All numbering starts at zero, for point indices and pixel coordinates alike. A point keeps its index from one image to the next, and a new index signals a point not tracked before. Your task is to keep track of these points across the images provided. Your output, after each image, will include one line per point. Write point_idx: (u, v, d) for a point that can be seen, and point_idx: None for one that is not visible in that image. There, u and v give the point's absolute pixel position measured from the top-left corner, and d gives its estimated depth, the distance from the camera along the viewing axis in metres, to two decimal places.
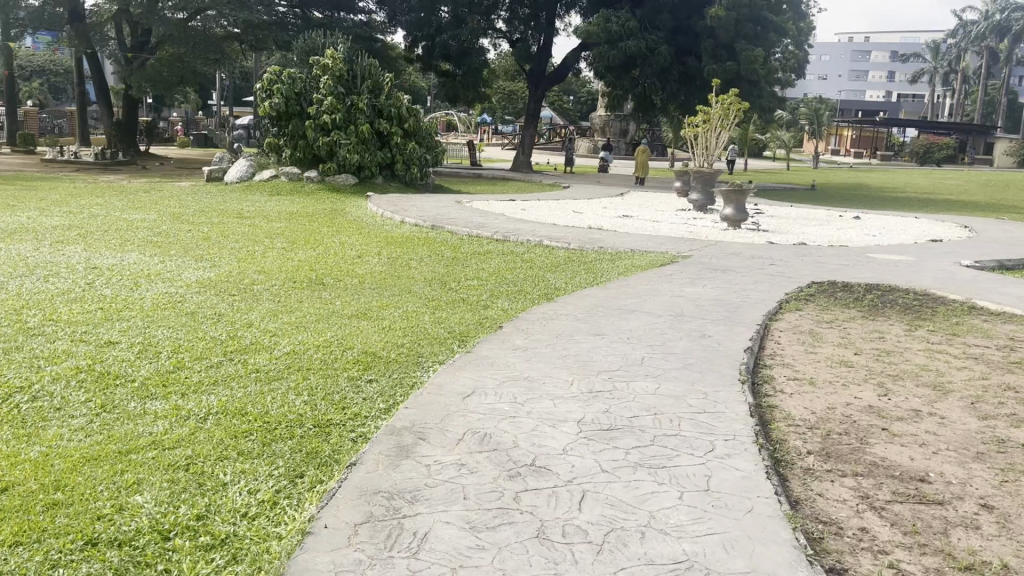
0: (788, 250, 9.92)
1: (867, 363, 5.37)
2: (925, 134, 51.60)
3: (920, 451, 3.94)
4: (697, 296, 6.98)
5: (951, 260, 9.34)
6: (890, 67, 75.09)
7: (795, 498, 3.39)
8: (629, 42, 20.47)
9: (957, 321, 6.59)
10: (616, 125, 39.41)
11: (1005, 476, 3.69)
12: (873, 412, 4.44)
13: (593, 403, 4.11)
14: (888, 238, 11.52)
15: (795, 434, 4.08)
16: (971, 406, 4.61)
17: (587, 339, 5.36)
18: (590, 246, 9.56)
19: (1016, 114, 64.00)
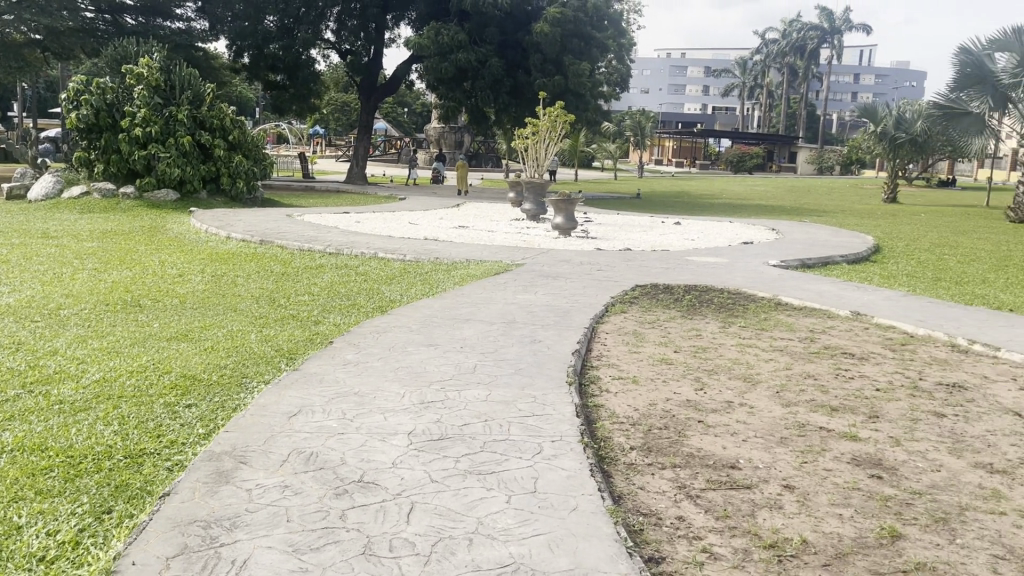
0: (615, 256, 10.34)
1: (685, 360, 5.67)
2: (736, 144, 55.39)
3: (731, 440, 4.21)
4: (529, 303, 7.14)
5: (760, 260, 10.07)
6: (704, 81, 80.23)
7: (617, 493, 3.52)
8: (459, 55, 20.74)
9: (766, 317, 7.11)
10: (450, 138, 39.37)
11: (805, 458, 4.00)
12: (690, 406, 4.70)
13: (422, 414, 4.10)
14: (705, 242, 12.29)
15: (619, 432, 4.24)
16: (775, 394, 4.98)
17: (419, 350, 5.36)
18: (425, 257, 9.56)
19: (814, 125, 70.03)
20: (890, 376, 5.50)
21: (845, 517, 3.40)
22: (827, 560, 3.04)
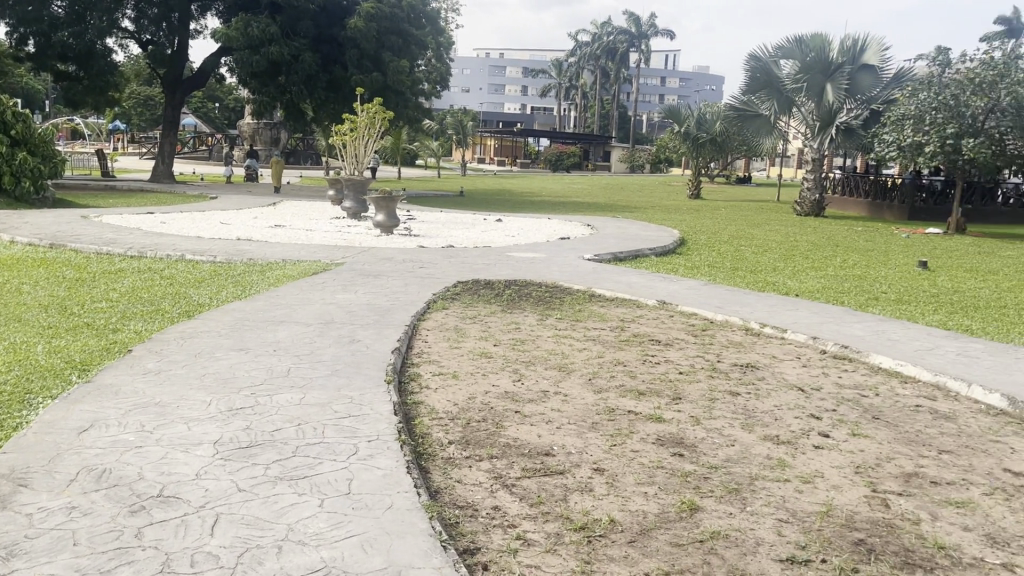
0: (437, 253, 10.36)
1: (503, 353, 5.77)
2: (555, 143, 57.09)
3: (546, 428, 4.32)
4: (348, 303, 7.01)
5: (576, 255, 10.43)
6: (522, 82, 82.12)
7: (434, 489, 3.52)
8: (271, 49, 20.02)
9: (581, 309, 7.36)
10: (266, 135, 37.94)
11: (614, 441, 4.18)
12: (508, 398, 4.78)
13: (230, 421, 3.92)
14: (525, 238, 12.59)
15: (437, 427, 4.25)
16: (588, 382, 5.18)
17: (229, 354, 5.12)
18: (237, 258, 9.17)
19: (626, 125, 73.51)
20: (692, 359, 5.87)
21: (650, 494, 3.58)
22: (633, 537, 3.20)
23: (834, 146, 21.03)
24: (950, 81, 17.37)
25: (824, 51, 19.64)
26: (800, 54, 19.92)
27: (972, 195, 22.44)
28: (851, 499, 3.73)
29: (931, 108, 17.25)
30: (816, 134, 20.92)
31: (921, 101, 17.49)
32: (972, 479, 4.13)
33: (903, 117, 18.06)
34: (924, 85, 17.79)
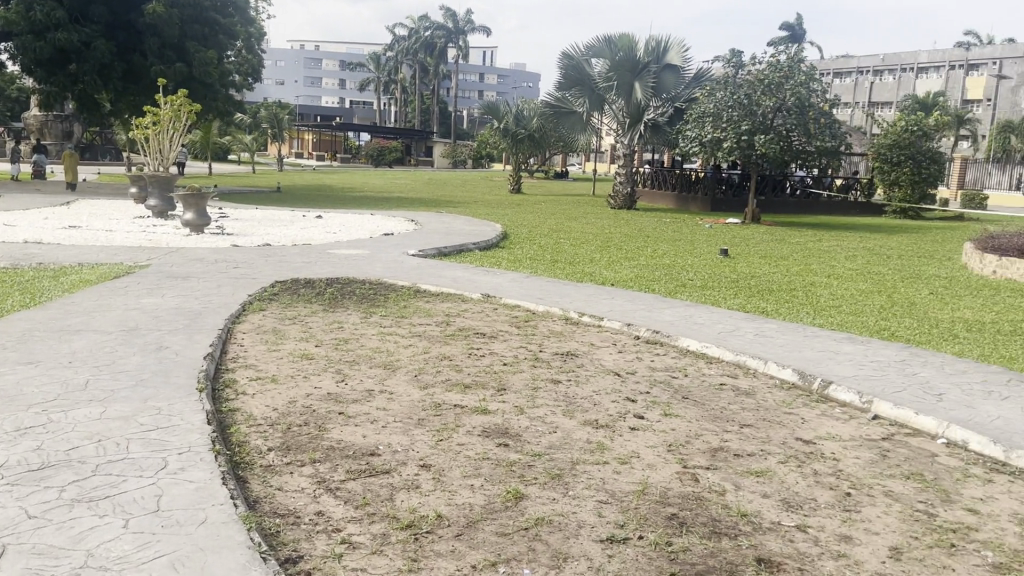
0: (253, 252, 9.93)
1: (325, 354, 5.62)
2: (375, 138, 56.41)
3: (371, 428, 4.25)
4: (154, 307, 6.56)
5: (399, 251, 10.35)
6: (340, 76, 80.46)
7: (253, 498, 3.37)
8: (58, 34, 18.38)
9: (405, 305, 7.31)
10: (57, 128, 34.87)
11: (440, 436, 4.17)
12: (330, 399, 4.66)
13: (17, 443, 3.56)
14: (346, 234, 12.35)
15: (255, 434, 4.07)
16: (414, 378, 5.14)
17: (15, 370, 4.64)
18: (25, 263, 8.36)
19: (446, 121, 73.86)
20: (515, 350, 5.98)
21: (475, 486, 3.61)
22: (459, 530, 3.21)
23: (643, 142, 22.02)
24: (743, 81, 18.80)
25: (631, 51, 20.64)
26: (610, 53, 20.84)
27: (765, 187, 24.40)
28: (664, 476, 3.94)
29: (727, 107, 18.64)
30: (626, 130, 21.89)
31: (719, 100, 18.82)
32: (769, 449, 4.49)
33: (702, 115, 19.32)
34: (721, 85, 19.08)
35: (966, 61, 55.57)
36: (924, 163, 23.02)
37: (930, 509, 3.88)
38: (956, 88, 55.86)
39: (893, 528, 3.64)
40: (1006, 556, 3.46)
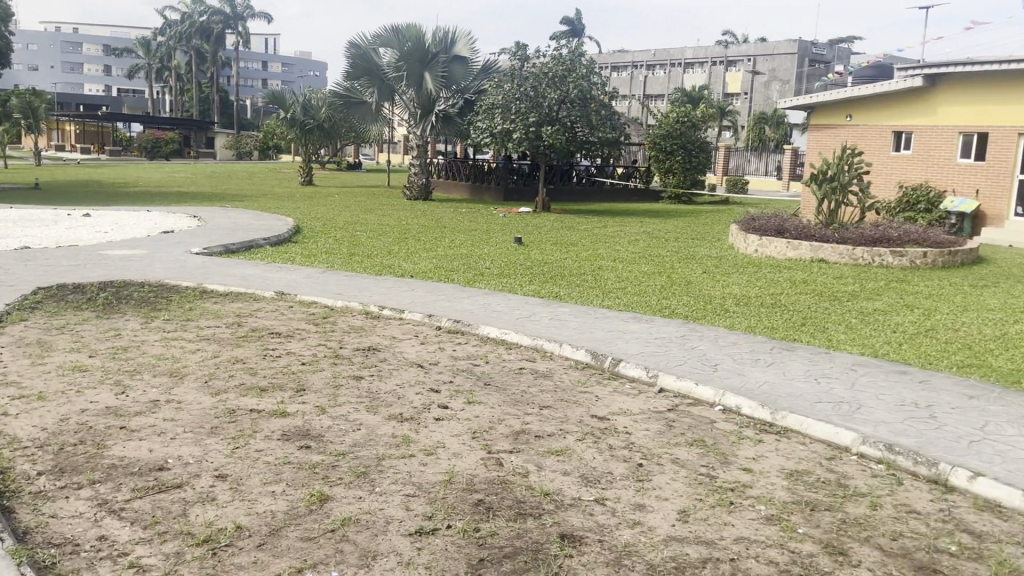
0: (9, 256, 8.93)
1: (101, 364, 5.16)
2: (148, 129, 52.58)
3: (158, 441, 3.96)
4: None
5: (182, 249, 9.71)
6: (104, 61, 74.18)
7: (21, 531, 3.03)
8: None
9: (191, 307, 6.88)
10: None
11: (235, 443, 3.97)
12: (110, 414, 4.29)
13: None
14: (120, 233, 11.41)
15: (20, 459, 3.66)
16: (204, 385, 4.85)
17: None
18: None
19: (229, 110, 70.31)
20: (313, 349, 5.81)
21: (277, 493, 3.47)
22: (261, 540, 3.08)
23: (435, 133, 22.07)
24: (529, 74, 19.35)
25: (419, 42, 20.58)
26: (398, 43, 20.72)
27: (553, 176, 25.34)
28: (469, 464, 4.01)
29: (515, 98, 19.12)
30: (417, 121, 21.86)
31: (506, 92, 19.26)
32: (568, 428, 4.69)
33: (492, 106, 19.68)
34: (508, 77, 19.53)
35: (725, 57, 60.80)
36: (693, 151, 24.91)
37: (711, 472, 4.23)
38: (718, 83, 61.00)
39: (681, 493, 3.93)
40: (776, 508, 3.85)
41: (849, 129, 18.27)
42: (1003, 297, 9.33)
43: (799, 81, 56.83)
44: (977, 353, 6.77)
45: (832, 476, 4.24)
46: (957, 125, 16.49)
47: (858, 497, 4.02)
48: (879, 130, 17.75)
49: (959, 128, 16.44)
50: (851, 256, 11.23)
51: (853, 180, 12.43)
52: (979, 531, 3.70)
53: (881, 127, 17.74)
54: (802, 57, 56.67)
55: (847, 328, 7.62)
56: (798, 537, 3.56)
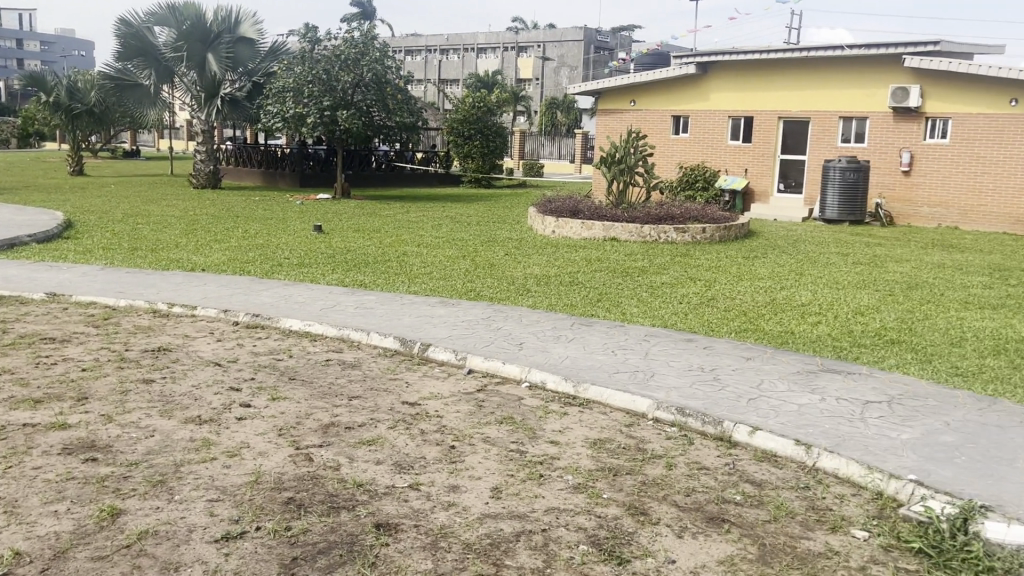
0: None
1: None
2: None
3: None
4: None
5: None
6: None
7: None
8: None
9: None
10: None
11: (8, 463, 3.60)
12: None
13: None
14: None
15: None
16: None
17: None
18: None
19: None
20: (95, 353, 5.36)
21: (61, 512, 3.19)
22: (46, 565, 2.83)
23: (221, 118, 20.93)
24: (320, 56, 18.82)
25: (197, 20, 19.49)
26: (175, 22, 19.46)
27: (352, 162, 24.86)
28: (277, 462, 3.89)
29: (307, 81, 18.51)
30: (201, 105, 20.63)
31: (297, 75, 18.62)
32: (378, 417, 4.66)
33: (282, 90, 18.95)
34: (298, 59, 18.90)
35: (516, 44, 62.39)
36: (490, 136, 25.38)
37: (520, 448, 4.37)
38: (510, 68, 62.57)
39: (492, 471, 4.05)
40: (582, 477, 4.05)
41: (632, 114, 19.28)
42: (769, 266, 10.30)
43: (586, 68, 59.43)
44: (752, 318, 7.42)
45: (631, 442, 4.51)
46: (726, 110, 17.93)
47: (655, 459, 4.29)
48: (659, 115, 18.89)
49: (728, 112, 17.89)
50: (640, 234, 11.92)
51: (639, 162, 13.16)
52: (759, 480, 4.07)
53: (660, 112, 18.87)
54: (587, 45, 59.32)
55: (639, 302, 8.09)
56: (602, 502, 3.77)
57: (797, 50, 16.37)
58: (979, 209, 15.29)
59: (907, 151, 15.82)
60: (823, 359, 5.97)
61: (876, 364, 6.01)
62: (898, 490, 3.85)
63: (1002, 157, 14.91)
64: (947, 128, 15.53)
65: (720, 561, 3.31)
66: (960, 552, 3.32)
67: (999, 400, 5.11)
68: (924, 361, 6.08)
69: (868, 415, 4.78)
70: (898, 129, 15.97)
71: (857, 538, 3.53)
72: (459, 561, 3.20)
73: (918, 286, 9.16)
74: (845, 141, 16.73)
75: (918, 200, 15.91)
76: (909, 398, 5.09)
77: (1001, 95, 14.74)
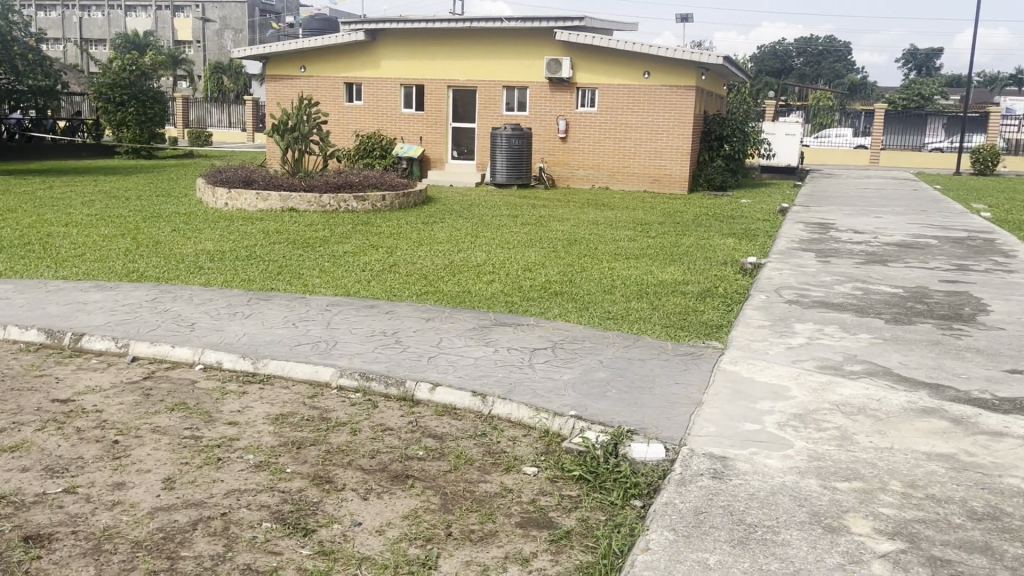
0: None
1: None
2: None
3: None
4: None
5: None
6: None
7: None
8: None
9: None
10: None
11: None
12: None
13: None
14: None
15: None
16: None
17: None
18: None
19: None
20: None
21: None
22: None
23: None
24: None
25: None
26: None
27: None
28: None
29: None
30: None
31: None
32: (23, 419, 4.13)
33: None
34: None
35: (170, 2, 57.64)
36: (147, 102, 23.36)
37: (195, 433, 4.12)
38: (166, 29, 57.82)
39: (164, 461, 3.79)
40: (263, 454, 3.93)
41: (303, 81, 18.75)
42: (446, 230, 10.68)
43: (251, 31, 56.65)
44: (432, 282, 7.66)
45: (314, 413, 4.45)
46: (398, 78, 18.15)
47: (339, 427, 4.29)
48: (331, 82, 18.59)
49: (400, 81, 18.13)
50: (319, 203, 11.72)
51: (313, 130, 12.87)
52: (440, 433, 4.24)
53: (331, 79, 18.59)
54: (251, 7, 56.56)
55: (320, 272, 7.96)
56: (286, 476, 3.70)
57: (461, 20, 17.06)
58: (624, 171, 17.14)
59: (563, 118, 17.23)
60: (497, 315, 6.34)
61: (543, 314, 6.52)
62: (562, 426, 4.23)
63: (641, 124, 16.82)
64: (594, 98, 17.16)
65: (404, 516, 3.41)
66: (611, 473, 3.75)
67: (643, 337, 5.82)
68: (583, 309, 6.72)
69: (535, 361, 5.20)
70: (555, 99, 17.32)
71: (528, 475, 3.83)
72: (127, 562, 2.96)
73: (576, 242, 10.07)
74: (510, 110, 17.79)
75: (575, 164, 17.44)
76: (570, 342, 5.62)
77: (637, 68, 16.61)
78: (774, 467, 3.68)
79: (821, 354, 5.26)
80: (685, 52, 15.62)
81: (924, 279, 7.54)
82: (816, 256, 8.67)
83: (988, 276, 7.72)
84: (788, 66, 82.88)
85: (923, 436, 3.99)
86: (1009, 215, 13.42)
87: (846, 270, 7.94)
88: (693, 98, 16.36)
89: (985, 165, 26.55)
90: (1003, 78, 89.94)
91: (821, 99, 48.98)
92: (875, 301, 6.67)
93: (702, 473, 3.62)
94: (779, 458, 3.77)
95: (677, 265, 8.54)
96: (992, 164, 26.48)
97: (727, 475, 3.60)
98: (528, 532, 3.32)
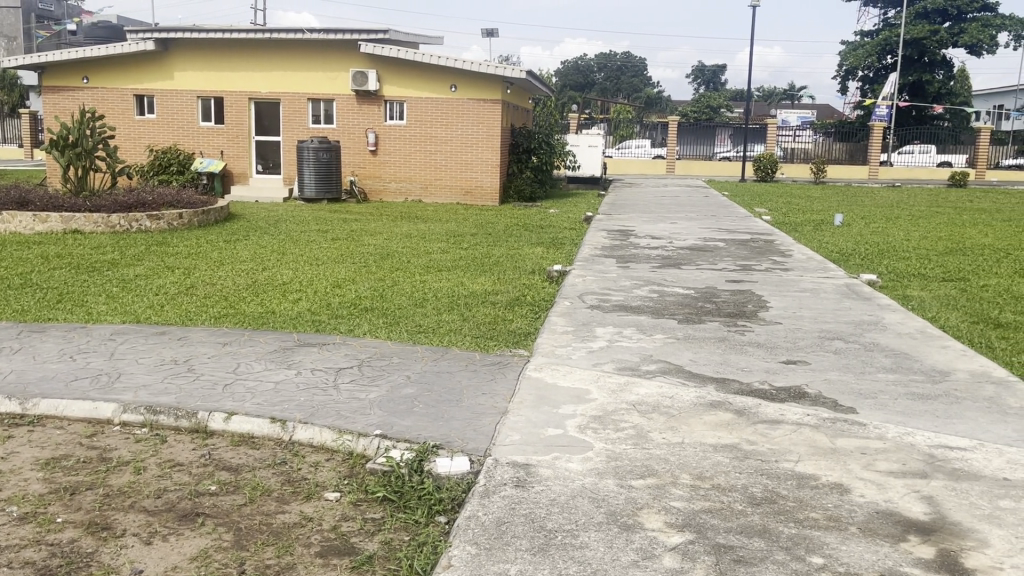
0: None
1: None
2: None
3: None
4: None
5: None
6: None
7: None
8: None
9: None
10: None
11: None
12: None
13: None
14: None
15: None
16: None
17: None
18: None
19: None
20: None
21: None
22: None
23: None
24: None
25: None
26: None
27: None
28: None
29: None
30: None
31: None
32: None
33: None
34: None
35: None
36: None
37: None
38: None
39: None
40: (29, 505, 3.53)
41: (86, 92, 17.39)
42: (249, 248, 10.21)
43: (27, 39, 52.11)
44: (233, 303, 7.28)
45: (91, 454, 4.07)
46: (194, 90, 17.24)
47: (120, 467, 3.94)
48: (119, 93, 17.34)
49: (196, 93, 17.23)
50: (107, 224, 10.94)
51: (97, 145, 11.95)
52: (235, 465, 4.01)
53: (118, 90, 17.35)
54: (25, 12, 52.02)
55: (108, 298, 7.37)
56: (55, 527, 3.34)
57: (260, 31, 16.45)
58: (436, 184, 17.21)
59: (372, 131, 17.05)
60: (301, 335, 6.12)
61: (351, 332, 6.35)
62: (366, 447, 4.12)
63: (450, 137, 16.96)
64: (403, 111, 17.11)
65: (192, 558, 3.16)
66: (415, 492, 3.68)
67: (452, 349, 5.81)
68: (394, 324, 6.62)
69: (340, 380, 5.05)
70: (362, 111, 17.09)
71: (329, 500, 3.69)
72: None
73: (389, 256, 9.93)
74: (316, 122, 17.37)
75: (386, 177, 17.30)
76: (376, 359, 5.50)
77: (444, 81, 16.72)
78: (574, 471, 3.76)
79: (620, 356, 5.47)
80: (490, 66, 15.90)
81: (713, 280, 8.09)
82: (617, 262, 9.07)
83: (768, 275, 8.37)
84: (590, 80, 86.65)
85: (709, 430, 4.23)
86: (784, 218, 14.72)
87: (644, 274, 8.36)
88: (500, 111, 16.67)
89: (766, 172, 28.97)
90: (780, 94, 98.32)
91: (621, 110, 51.52)
92: (669, 303, 7.05)
93: (506, 483, 3.64)
94: (579, 461, 3.86)
95: (487, 275, 8.63)
96: (771, 171, 28.92)
97: (529, 482, 3.63)
98: (327, 561, 3.18)
